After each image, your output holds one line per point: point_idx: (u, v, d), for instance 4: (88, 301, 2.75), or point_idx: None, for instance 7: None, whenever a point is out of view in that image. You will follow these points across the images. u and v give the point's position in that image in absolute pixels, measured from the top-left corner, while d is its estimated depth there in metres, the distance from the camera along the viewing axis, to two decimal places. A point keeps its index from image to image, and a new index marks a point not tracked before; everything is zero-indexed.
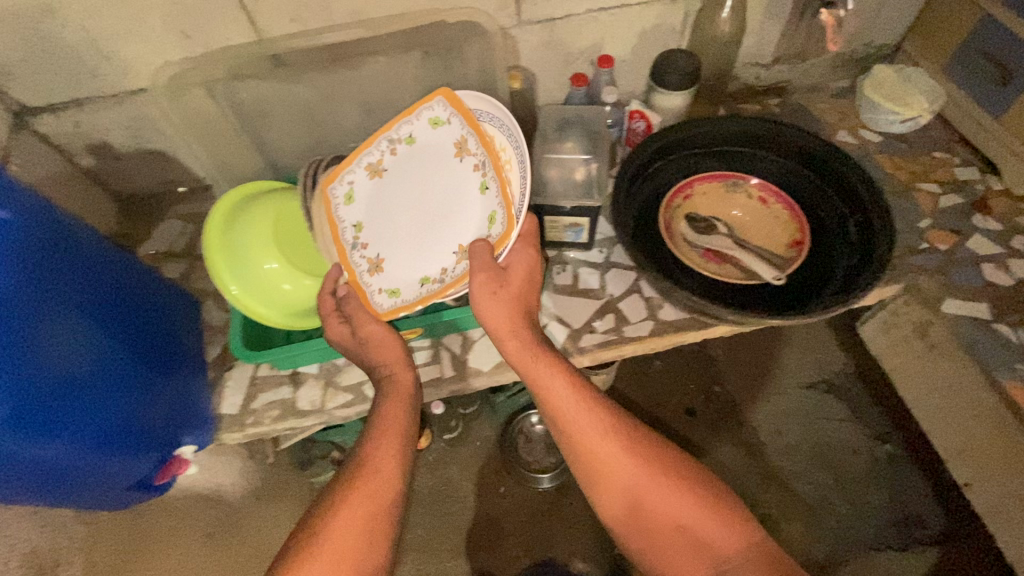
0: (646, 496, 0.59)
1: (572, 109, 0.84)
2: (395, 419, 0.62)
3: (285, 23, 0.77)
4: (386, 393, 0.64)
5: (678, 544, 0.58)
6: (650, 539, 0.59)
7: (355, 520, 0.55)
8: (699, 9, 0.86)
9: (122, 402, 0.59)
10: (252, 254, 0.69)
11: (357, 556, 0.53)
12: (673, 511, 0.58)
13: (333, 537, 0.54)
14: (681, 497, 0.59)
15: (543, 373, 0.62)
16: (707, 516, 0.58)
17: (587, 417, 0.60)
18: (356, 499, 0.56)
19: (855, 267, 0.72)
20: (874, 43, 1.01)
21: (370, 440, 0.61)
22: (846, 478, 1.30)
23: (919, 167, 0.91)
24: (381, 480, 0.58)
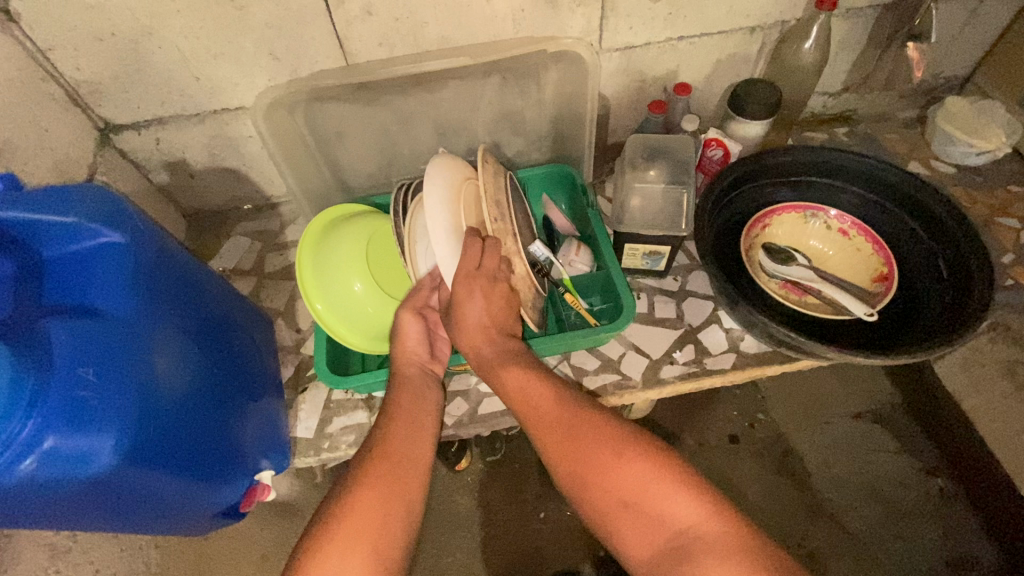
0: (607, 468, 0.53)
1: (656, 137, 0.82)
2: (410, 408, 0.63)
3: (373, 48, 0.77)
4: (397, 384, 0.65)
5: (641, 525, 0.51)
6: (610, 519, 0.52)
7: (371, 502, 0.53)
8: (778, 40, 0.86)
9: (218, 428, 0.59)
10: (340, 274, 0.68)
11: (377, 534, 0.52)
12: (629, 488, 0.52)
13: (347, 512, 0.52)
14: (646, 474, 0.52)
15: (521, 385, 0.61)
16: (670, 492, 0.51)
17: (541, 413, 0.59)
18: (374, 477, 0.55)
19: (950, 304, 0.71)
20: (943, 75, 0.99)
21: (382, 427, 0.61)
22: (897, 512, 1.26)
23: (996, 201, 0.90)
24: (393, 458, 0.57)
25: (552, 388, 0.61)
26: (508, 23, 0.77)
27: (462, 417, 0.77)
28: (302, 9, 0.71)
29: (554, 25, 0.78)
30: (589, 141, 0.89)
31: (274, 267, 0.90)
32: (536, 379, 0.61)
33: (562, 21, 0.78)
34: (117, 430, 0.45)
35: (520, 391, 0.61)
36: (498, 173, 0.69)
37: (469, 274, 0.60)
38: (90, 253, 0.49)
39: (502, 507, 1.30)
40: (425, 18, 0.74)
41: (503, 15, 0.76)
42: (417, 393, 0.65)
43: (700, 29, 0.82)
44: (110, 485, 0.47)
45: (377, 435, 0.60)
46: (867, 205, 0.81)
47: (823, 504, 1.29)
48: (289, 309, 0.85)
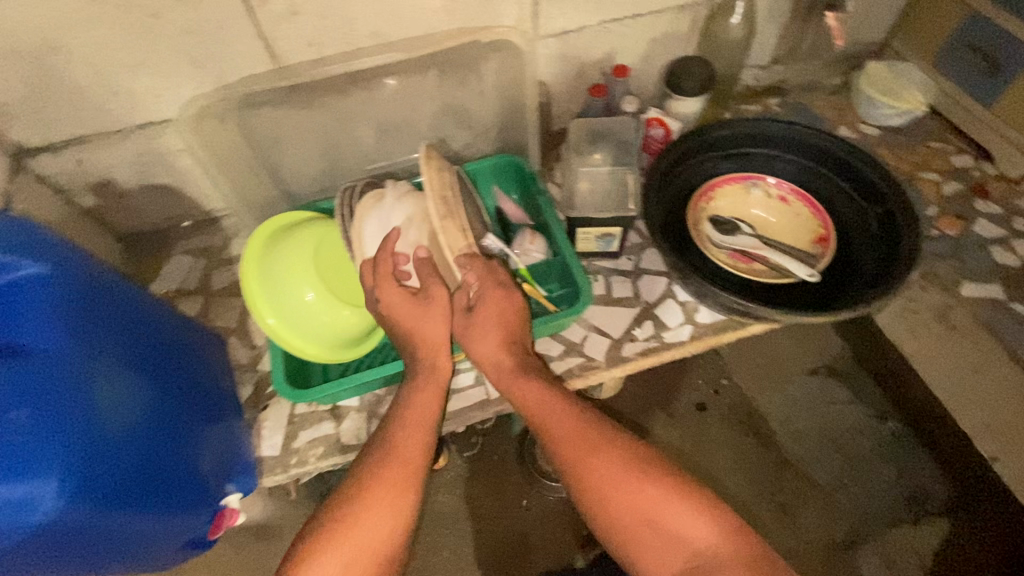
0: (627, 490, 0.56)
1: (598, 120, 0.83)
2: (424, 411, 0.63)
3: (304, 49, 0.75)
4: (423, 379, 0.64)
5: (656, 541, 0.55)
6: (628, 535, 0.56)
7: (382, 510, 0.56)
8: (708, 16, 0.88)
9: (173, 460, 0.57)
10: (289, 285, 0.65)
11: (380, 539, 0.55)
12: (645, 508, 0.56)
13: (355, 525, 0.55)
14: (661, 499, 0.56)
15: (543, 402, 0.62)
16: (685, 515, 0.55)
17: (558, 425, 0.60)
18: (388, 489, 0.57)
19: (883, 258, 0.75)
20: (863, 41, 1.04)
21: (394, 431, 0.61)
22: (856, 458, 1.34)
23: (918, 158, 0.96)
24: (408, 460, 0.59)
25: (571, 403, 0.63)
26: (440, 14, 0.76)
27: None
28: (223, 12, 0.68)
29: (488, 15, 0.78)
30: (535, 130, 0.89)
31: (221, 283, 0.87)
32: (553, 392, 0.63)
33: (495, 11, 0.77)
34: (62, 471, 0.43)
35: (541, 407, 0.62)
36: (443, 168, 0.68)
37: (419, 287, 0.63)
38: (11, 287, 0.46)
39: (483, 499, 1.31)
40: (354, 13, 0.72)
41: (434, 6, 0.75)
42: (438, 395, 0.64)
43: (632, 10, 0.83)
44: (61, 531, 0.44)
45: (388, 440, 0.61)
46: (804, 171, 0.85)
47: (788, 458, 1.35)
48: (242, 325, 0.82)
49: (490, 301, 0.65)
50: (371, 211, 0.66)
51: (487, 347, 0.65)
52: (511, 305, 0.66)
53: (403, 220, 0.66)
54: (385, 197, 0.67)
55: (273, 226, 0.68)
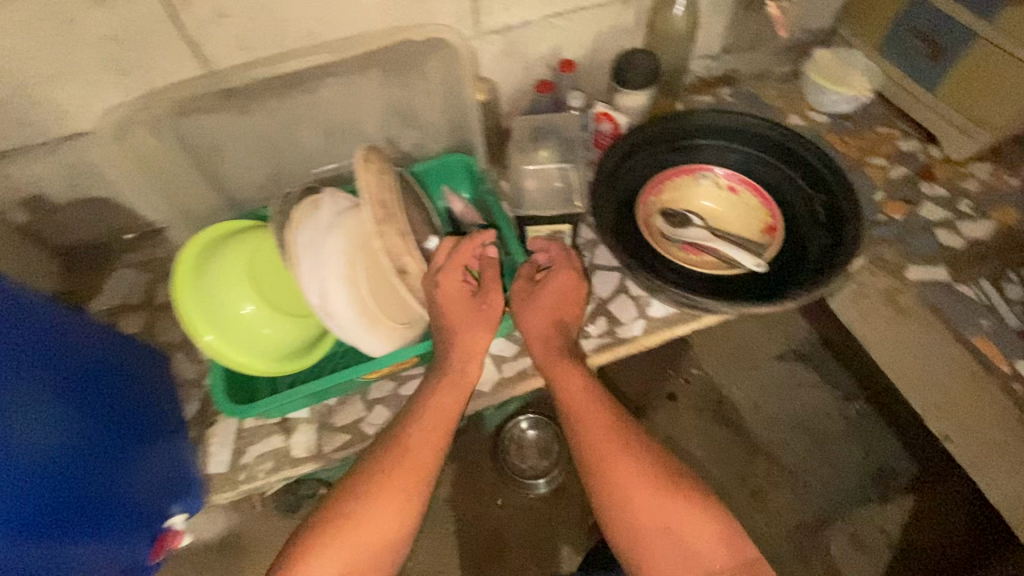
0: (649, 498, 0.61)
1: (541, 116, 0.84)
2: (447, 412, 0.65)
3: (233, 53, 0.72)
4: (452, 378, 0.67)
5: (669, 549, 0.60)
6: (644, 540, 0.61)
7: (392, 499, 0.60)
8: (652, 8, 0.87)
9: (86, 490, 0.56)
10: (225, 299, 0.63)
11: (387, 523, 0.59)
12: (664, 518, 0.60)
13: (367, 519, 0.58)
14: (679, 512, 0.60)
15: (583, 404, 0.67)
16: (699, 531, 0.60)
17: (594, 427, 0.66)
18: (403, 477, 0.60)
19: (829, 245, 0.75)
20: (810, 29, 1.05)
21: (412, 427, 0.63)
22: (823, 439, 1.36)
23: (866, 143, 0.96)
24: (423, 454, 0.62)
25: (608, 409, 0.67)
26: (375, 13, 0.74)
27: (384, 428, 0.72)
28: (143, 17, 0.65)
29: (427, 12, 0.76)
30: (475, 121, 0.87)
31: (165, 296, 0.85)
32: (594, 391, 0.68)
33: (433, 8, 0.75)
34: None
35: (579, 408, 0.67)
36: (383, 170, 0.66)
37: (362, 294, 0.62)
38: None
39: (457, 500, 1.30)
40: (283, 15, 0.70)
41: (368, 5, 0.72)
42: (460, 397, 0.66)
43: (575, 3, 0.82)
44: None
45: (404, 438, 0.63)
46: (752, 161, 0.85)
47: (758, 444, 1.37)
48: (188, 339, 0.80)
49: (555, 282, 0.71)
50: (305, 222, 0.63)
51: (539, 324, 0.71)
52: (573, 285, 0.72)
53: (336, 247, 0.61)
54: (322, 209, 0.64)
55: (205, 238, 0.66)
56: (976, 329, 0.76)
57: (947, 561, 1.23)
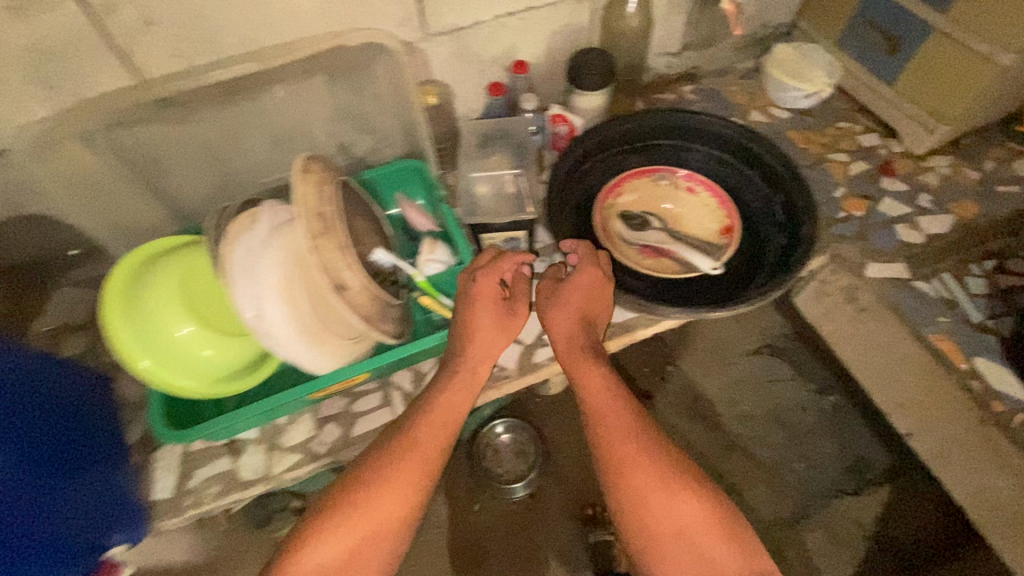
0: (665, 503, 0.60)
1: (491, 121, 0.82)
2: (454, 409, 0.64)
3: (167, 61, 0.69)
4: (463, 379, 0.65)
5: (682, 555, 0.59)
6: (657, 544, 0.59)
7: (392, 498, 0.57)
8: (605, 6, 0.85)
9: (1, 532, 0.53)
10: (157, 323, 0.60)
11: (387, 523, 0.57)
12: (679, 524, 0.59)
13: (369, 515, 0.56)
14: (695, 518, 0.59)
15: (605, 402, 0.65)
16: (713, 539, 0.59)
17: (614, 427, 0.63)
18: (403, 475, 0.58)
19: (786, 245, 0.74)
20: (771, 24, 1.03)
21: (418, 425, 0.61)
22: (799, 433, 1.36)
23: (827, 139, 0.95)
24: (425, 450, 0.60)
25: (630, 408, 0.65)
26: (315, 17, 0.71)
27: (336, 445, 0.70)
28: (65, 28, 0.61)
29: (370, 16, 0.73)
30: (423, 127, 0.83)
31: None
32: (615, 390, 0.66)
33: (376, 11, 0.73)
34: None
35: (598, 405, 0.65)
36: (324, 181, 0.64)
37: (297, 312, 0.59)
38: None
39: (433, 508, 1.29)
40: (217, 22, 0.67)
41: (307, 9, 0.69)
42: (469, 396, 0.65)
43: (525, 3, 0.80)
44: None
45: (409, 437, 0.60)
46: (711, 160, 0.84)
47: (734, 441, 1.37)
48: None
49: (579, 279, 0.69)
50: (242, 238, 0.61)
51: (563, 322, 0.69)
52: (602, 281, 0.69)
53: (270, 266, 0.58)
54: (259, 224, 0.62)
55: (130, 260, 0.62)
56: (935, 327, 0.75)
57: (922, 551, 1.24)
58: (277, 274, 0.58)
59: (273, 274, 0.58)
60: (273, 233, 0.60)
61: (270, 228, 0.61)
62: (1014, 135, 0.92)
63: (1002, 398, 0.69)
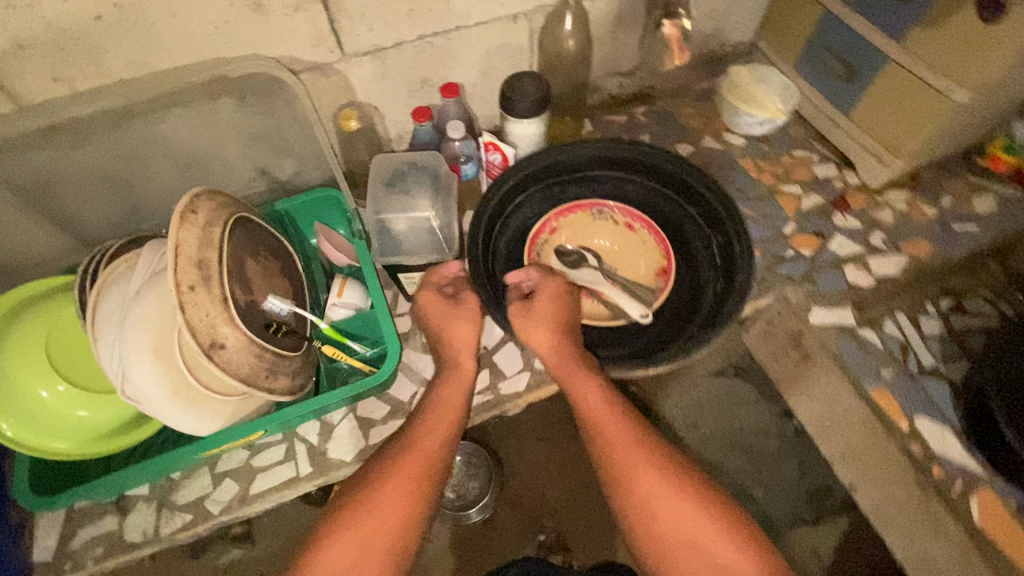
0: (674, 508, 0.56)
1: (404, 154, 0.76)
2: (450, 407, 0.62)
3: (45, 85, 0.62)
4: (448, 379, 0.64)
5: (695, 563, 0.55)
6: (668, 553, 0.55)
7: (391, 503, 0.54)
8: (542, 25, 0.80)
9: None
10: (21, 387, 0.58)
11: (384, 533, 0.53)
12: (691, 530, 0.55)
13: (375, 513, 0.54)
14: (709, 524, 0.55)
15: (608, 407, 0.61)
16: (728, 545, 0.55)
17: (619, 429, 0.60)
18: (401, 479, 0.55)
19: (721, 293, 0.70)
20: (729, 42, 0.98)
21: (421, 422, 0.60)
22: (759, 459, 1.17)
23: (781, 168, 0.90)
24: (425, 453, 0.58)
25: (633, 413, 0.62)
26: (213, 39, 0.64)
27: (232, 502, 0.66)
28: None
29: (278, 37, 0.67)
30: (332, 155, 0.77)
31: None
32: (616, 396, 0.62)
33: (285, 31, 0.66)
34: None
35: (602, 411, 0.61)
36: (213, 222, 0.57)
37: (172, 372, 0.54)
38: None
39: None
40: (99, 43, 0.60)
41: (200, 29, 0.63)
42: (463, 394, 0.63)
43: (453, 22, 0.74)
44: None
45: (412, 435, 0.59)
46: (652, 194, 0.78)
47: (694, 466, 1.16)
48: None
49: (546, 287, 0.65)
50: (115, 290, 0.56)
51: (542, 336, 0.63)
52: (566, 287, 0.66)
53: (136, 323, 0.53)
54: (135, 273, 0.56)
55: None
56: (876, 380, 0.72)
57: None
58: (146, 330, 0.53)
59: (143, 330, 0.53)
60: (149, 281, 0.55)
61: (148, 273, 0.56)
62: (973, 168, 0.87)
63: (942, 463, 0.67)
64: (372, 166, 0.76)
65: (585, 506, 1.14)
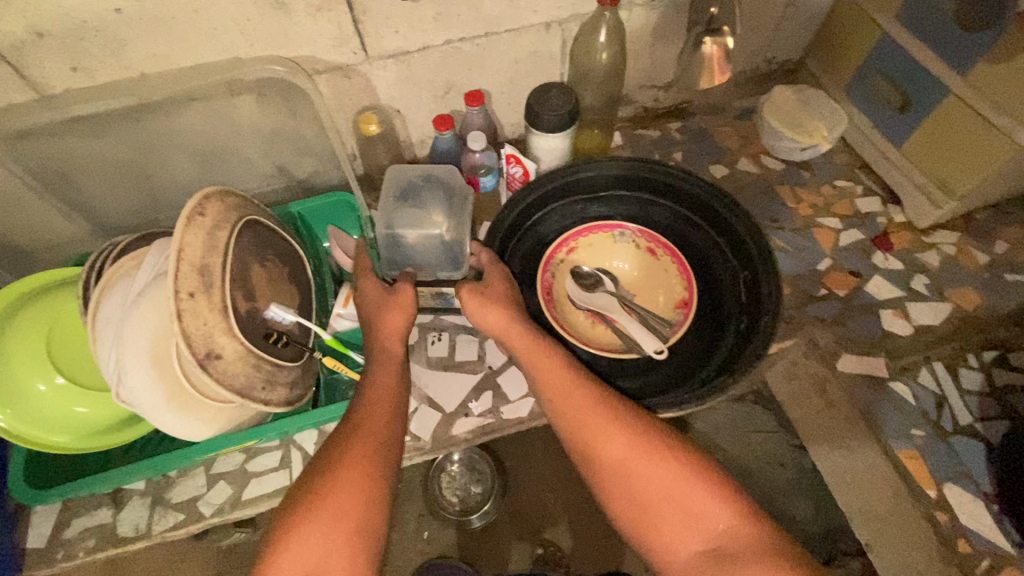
0: (647, 472, 0.52)
1: (420, 167, 0.75)
2: (386, 389, 0.57)
3: (68, 76, 0.62)
4: (375, 363, 0.58)
5: (676, 521, 0.51)
6: (650, 518, 0.52)
7: (343, 480, 0.50)
8: (576, 35, 0.76)
9: None
10: (19, 381, 0.62)
11: (346, 515, 0.49)
12: (665, 488, 0.52)
13: (329, 497, 0.49)
14: (685, 481, 0.52)
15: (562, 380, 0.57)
16: (705, 496, 0.51)
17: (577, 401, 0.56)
18: (349, 458, 0.51)
19: (743, 333, 0.66)
20: (776, 60, 0.92)
21: (359, 403, 0.56)
22: (768, 493, 1.07)
23: (821, 198, 0.84)
24: (370, 432, 0.53)
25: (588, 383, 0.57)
26: (237, 36, 0.63)
27: (223, 506, 0.65)
28: None
29: (300, 36, 0.65)
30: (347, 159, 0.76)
31: None
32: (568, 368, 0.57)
33: (306, 31, 0.64)
34: None
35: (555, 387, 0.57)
36: (221, 224, 0.56)
37: (169, 380, 0.53)
38: None
39: None
40: (120, 35, 0.59)
41: (224, 26, 0.61)
42: (398, 372, 0.58)
43: (483, 29, 0.71)
44: None
45: (351, 414, 0.55)
46: (679, 219, 0.74)
47: None
48: None
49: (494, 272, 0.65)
50: (117, 292, 0.55)
51: (492, 317, 0.61)
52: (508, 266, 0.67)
53: (136, 329, 0.52)
54: (140, 274, 0.55)
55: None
56: (905, 441, 0.69)
57: None
58: (145, 338, 0.52)
59: (142, 337, 0.52)
60: (150, 285, 0.54)
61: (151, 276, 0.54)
62: None
63: (969, 537, 0.64)
64: (387, 175, 0.75)
65: (584, 524, 1.10)
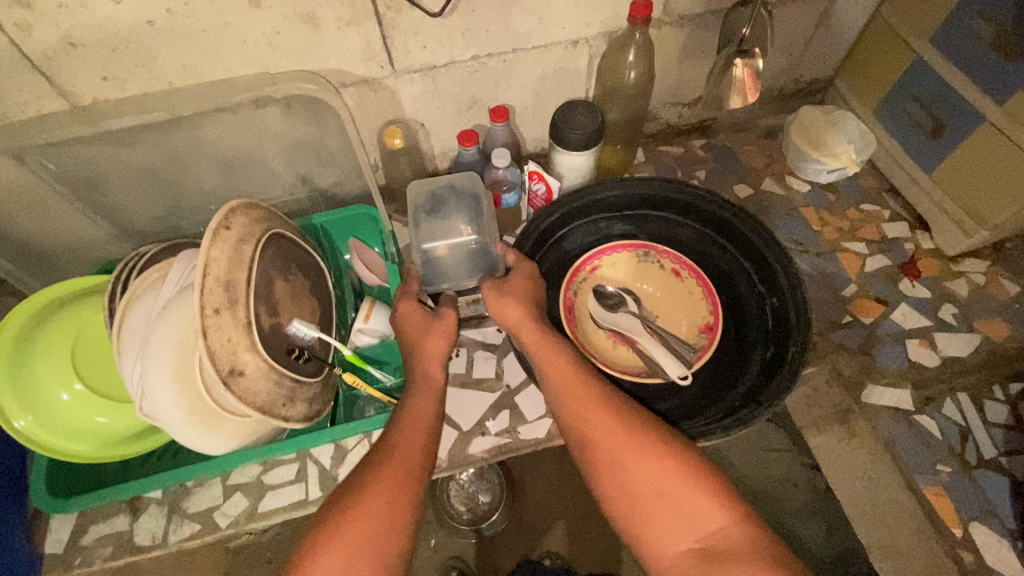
0: (640, 465, 0.51)
1: (443, 180, 0.76)
2: (423, 416, 0.56)
3: (99, 84, 0.62)
4: (415, 390, 0.58)
5: (667, 517, 0.50)
6: (642, 515, 0.50)
7: (371, 503, 0.49)
8: (604, 52, 0.75)
9: None
10: (42, 388, 0.63)
11: (372, 539, 0.48)
12: (659, 482, 0.51)
13: (354, 518, 0.49)
14: (679, 478, 0.51)
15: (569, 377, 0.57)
16: (700, 495, 0.50)
17: (581, 396, 0.55)
18: (382, 483, 0.50)
19: (769, 362, 0.65)
20: (804, 78, 0.91)
21: (394, 427, 0.56)
22: (781, 514, 1.05)
23: (847, 221, 0.83)
24: (403, 457, 0.53)
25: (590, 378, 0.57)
26: (266, 48, 0.63)
27: (239, 518, 0.65)
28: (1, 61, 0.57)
29: (328, 49, 0.65)
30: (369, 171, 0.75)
31: None
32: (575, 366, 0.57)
33: (335, 44, 0.64)
34: None
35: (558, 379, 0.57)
36: (246, 238, 0.56)
37: (191, 395, 0.53)
38: None
39: None
40: (152, 46, 0.59)
41: (255, 39, 0.61)
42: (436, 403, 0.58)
43: (511, 45, 0.71)
44: None
45: (388, 439, 0.55)
46: (705, 241, 0.74)
47: None
48: None
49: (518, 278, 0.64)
50: (143, 305, 0.56)
51: (514, 315, 0.61)
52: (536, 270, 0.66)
53: (161, 344, 0.52)
54: (165, 287, 0.55)
55: (24, 317, 0.64)
56: (931, 477, 0.67)
57: None
58: (170, 352, 0.52)
59: (166, 351, 0.52)
60: (174, 299, 0.54)
61: (175, 290, 0.55)
62: None
63: None
64: (410, 190, 0.76)
65: (592, 539, 1.09)
